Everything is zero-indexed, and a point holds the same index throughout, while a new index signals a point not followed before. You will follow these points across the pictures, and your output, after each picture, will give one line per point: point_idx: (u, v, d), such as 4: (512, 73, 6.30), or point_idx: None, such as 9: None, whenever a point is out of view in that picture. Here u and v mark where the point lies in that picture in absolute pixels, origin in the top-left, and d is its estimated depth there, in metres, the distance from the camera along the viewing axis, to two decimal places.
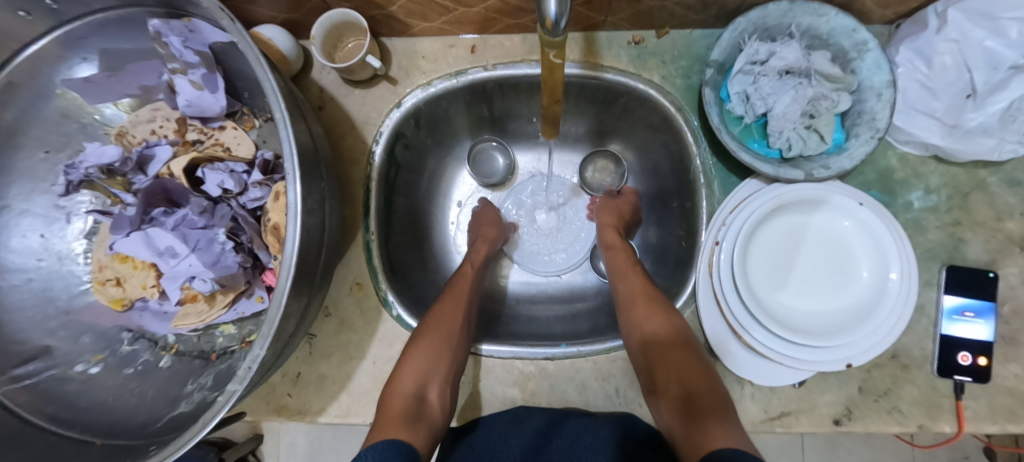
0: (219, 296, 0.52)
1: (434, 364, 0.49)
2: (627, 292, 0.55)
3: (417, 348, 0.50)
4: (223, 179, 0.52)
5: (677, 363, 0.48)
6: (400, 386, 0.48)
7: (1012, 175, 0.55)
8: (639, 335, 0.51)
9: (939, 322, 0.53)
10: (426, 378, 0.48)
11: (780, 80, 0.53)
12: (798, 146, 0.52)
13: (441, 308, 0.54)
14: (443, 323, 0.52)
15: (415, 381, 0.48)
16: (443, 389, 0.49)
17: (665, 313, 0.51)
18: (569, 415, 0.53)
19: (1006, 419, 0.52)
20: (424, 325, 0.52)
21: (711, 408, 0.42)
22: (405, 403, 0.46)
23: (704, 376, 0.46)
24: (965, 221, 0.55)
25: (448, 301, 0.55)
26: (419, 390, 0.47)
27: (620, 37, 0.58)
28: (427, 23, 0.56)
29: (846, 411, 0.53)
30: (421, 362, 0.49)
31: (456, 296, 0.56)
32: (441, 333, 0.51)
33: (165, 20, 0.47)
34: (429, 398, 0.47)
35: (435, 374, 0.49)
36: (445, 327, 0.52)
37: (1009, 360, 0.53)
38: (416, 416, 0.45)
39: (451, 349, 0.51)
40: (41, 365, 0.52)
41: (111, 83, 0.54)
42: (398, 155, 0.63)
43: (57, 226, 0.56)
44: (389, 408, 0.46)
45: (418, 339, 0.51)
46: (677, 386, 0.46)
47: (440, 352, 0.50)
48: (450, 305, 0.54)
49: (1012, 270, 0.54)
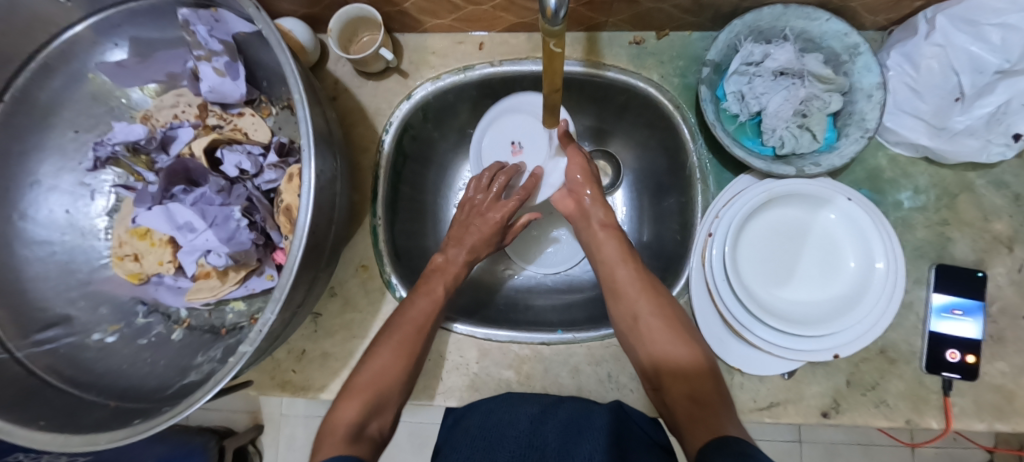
0: (232, 273, 0.55)
1: (380, 398, 0.47)
2: (630, 312, 0.53)
3: (362, 382, 0.48)
4: (241, 160, 0.55)
5: (677, 356, 0.49)
6: (341, 415, 0.45)
7: (1000, 178, 0.56)
8: (642, 348, 0.51)
9: (928, 319, 0.54)
10: (371, 408, 0.46)
11: (774, 80, 0.55)
12: (790, 144, 0.54)
13: (398, 333, 0.51)
14: (398, 355, 0.50)
15: (357, 410, 0.45)
16: (384, 419, 0.47)
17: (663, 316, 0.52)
18: (563, 400, 0.54)
19: (993, 416, 0.53)
20: (375, 363, 0.49)
21: (710, 398, 0.44)
22: (347, 430, 0.43)
23: (700, 375, 0.47)
24: (953, 221, 0.56)
25: (409, 324, 0.52)
26: (362, 421, 0.45)
27: (621, 38, 0.61)
28: (438, 21, 0.59)
29: (834, 404, 0.54)
30: (362, 395, 0.47)
31: (414, 320, 0.53)
32: (397, 365, 0.49)
33: (193, 11, 0.51)
34: (371, 427, 0.45)
35: (380, 405, 0.47)
36: (394, 368, 0.49)
37: (997, 358, 0.54)
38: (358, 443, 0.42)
39: (400, 377, 0.49)
40: (61, 332, 0.55)
41: (140, 68, 0.57)
42: (407, 145, 0.66)
43: (82, 203, 0.60)
44: (328, 437, 0.42)
45: (362, 372, 0.49)
46: (680, 386, 0.46)
47: (389, 385, 0.48)
48: (404, 335, 0.51)
49: (1000, 270, 0.55)
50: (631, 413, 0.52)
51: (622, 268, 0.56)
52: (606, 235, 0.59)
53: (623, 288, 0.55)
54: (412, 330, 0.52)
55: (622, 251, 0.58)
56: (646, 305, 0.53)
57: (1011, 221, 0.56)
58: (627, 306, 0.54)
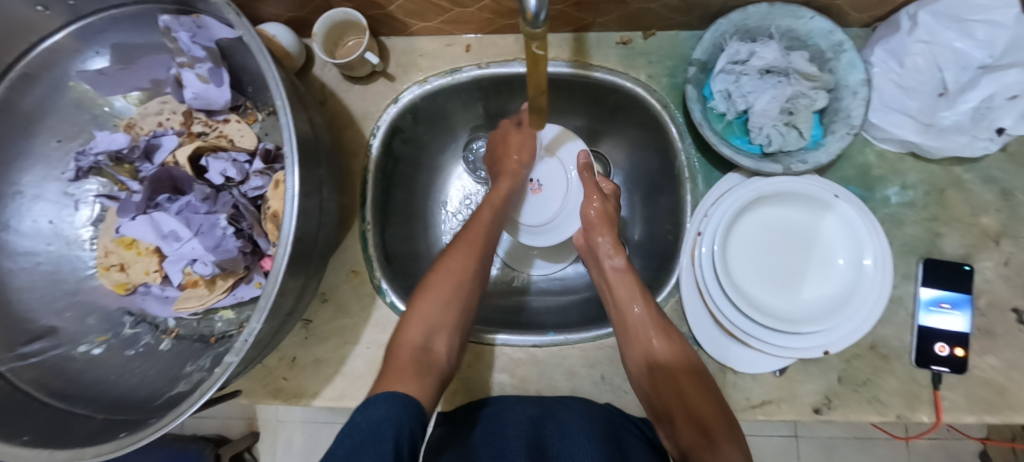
0: (219, 281, 0.54)
1: (441, 318, 0.49)
2: (642, 356, 0.51)
3: (427, 297, 0.50)
4: (226, 167, 0.54)
5: (674, 376, 0.49)
6: (406, 335, 0.47)
7: (986, 173, 0.57)
8: (652, 390, 0.50)
9: (917, 313, 0.55)
10: (433, 330, 0.48)
11: (761, 79, 0.55)
12: (778, 142, 0.54)
13: (455, 250, 0.54)
14: (455, 272, 0.52)
15: (421, 332, 0.47)
16: (451, 339, 0.49)
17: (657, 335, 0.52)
18: (560, 402, 0.54)
19: (984, 410, 0.53)
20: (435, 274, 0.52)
21: (721, 438, 0.42)
22: (413, 353, 0.45)
23: (700, 396, 0.48)
24: (941, 217, 0.57)
25: (464, 244, 0.54)
26: (426, 340, 0.47)
27: (608, 38, 0.61)
28: (425, 23, 0.59)
29: (826, 400, 0.54)
30: (425, 311, 0.49)
31: (471, 235, 0.55)
32: (451, 283, 0.51)
33: (174, 17, 0.50)
34: (436, 348, 0.47)
35: (443, 326, 0.48)
36: (455, 277, 0.51)
37: (986, 352, 0.54)
38: (424, 363, 0.44)
39: (459, 291, 0.51)
40: (47, 344, 0.54)
41: (123, 75, 0.56)
42: (396, 149, 0.65)
43: (66, 213, 0.59)
44: (396, 357, 0.44)
45: (428, 285, 0.51)
46: (690, 429, 0.45)
47: (453, 294, 0.50)
48: (462, 250, 0.54)
49: (988, 264, 0.55)
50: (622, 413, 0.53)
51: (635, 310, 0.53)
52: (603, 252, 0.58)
53: (635, 329, 0.52)
54: (472, 243, 0.55)
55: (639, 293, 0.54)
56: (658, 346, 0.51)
57: (999, 216, 0.56)
58: (637, 349, 0.51)
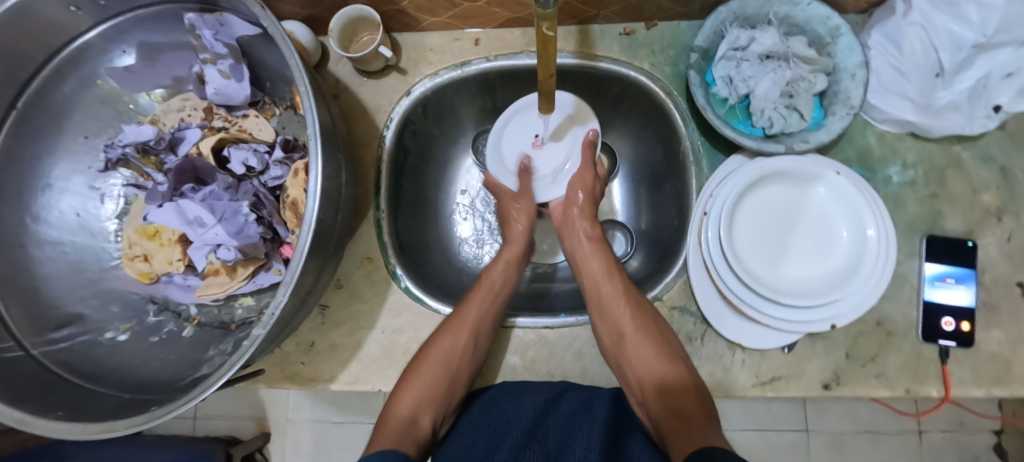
0: (240, 269, 0.56)
1: (429, 395, 0.49)
2: (614, 326, 0.53)
3: (416, 374, 0.51)
4: (247, 157, 0.57)
5: (661, 371, 0.48)
6: (396, 408, 0.47)
7: (985, 151, 0.58)
8: (627, 366, 0.51)
9: (922, 289, 0.56)
10: (421, 406, 0.48)
11: (761, 64, 0.57)
12: (779, 124, 0.56)
13: (447, 328, 0.53)
14: (443, 349, 0.52)
15: (410, 405, 0.48)
16: (435, 417, 0.49)
17: (646, 331, 0.52)
18: (566, 390, 0.53)
19: (991, 384, 0.54)
20: (426, 351, 0.53)
21: (686, 405, 0.44)
22: (400, 424, 0.45)
23: (686, 389, 0.46)
24: (942, 195, 0.58)
25: (456, 320, 0.54)
26: (412, 415, 0.47)
27: (612, 29, 0.63)
28: (435, 18, 0.61)
29: (835, 376, 0.55)
30: (417, 388, 0.49)
31: (466, 314, 0.55)
32: (438, 363, 0.51)
33: (199, 15, 0.53)
34: (422, 422, 0.47)
35: (429, 402, 0.49)
36: (444, 354, 0.52)
37: (991, 326, 0.55)
38: (409, 433, 0.44)
39: (445, 369, 0.51)
40: (74, 331, 0.56)
41: (148, 72, 0.59)
42: (407, 142, 0.67)
43: (91, 206, 0.61)
44: (384, 427, 0.45)
45: (420, 363, 0.51)
46: (663, 401, 0.45)
47: (439, 376, 0.51)
48: (453, 326, 0.54)
49: (991, 240, 0.56)
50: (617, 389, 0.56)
51: (608, 281, 0.57)
52: (593, 249, 0.60)
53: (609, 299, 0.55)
54: (464, 324, 0.54)
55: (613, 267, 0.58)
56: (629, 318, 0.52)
57: (999, 194, 0.57)
58: (609, 320, 0.54)
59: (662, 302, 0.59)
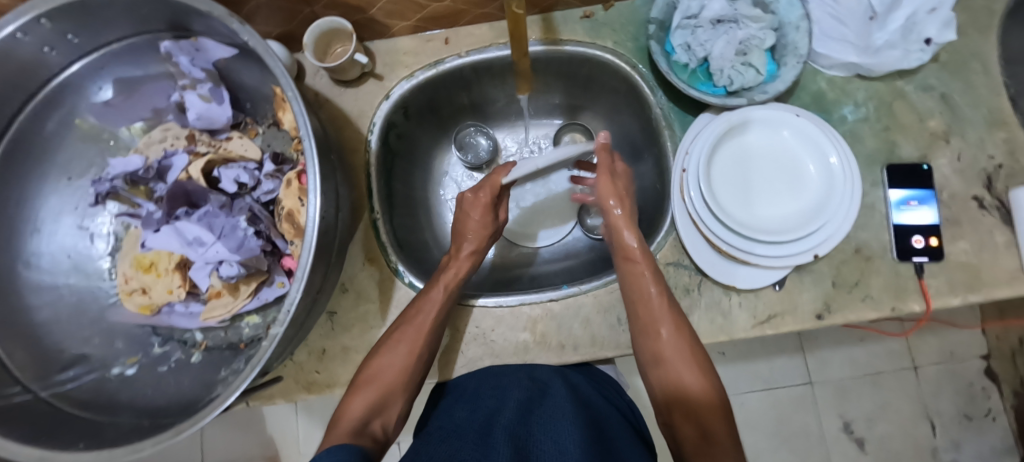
0: (243, 287, 0.57)
1: (382, 398, 0.49)
2: (656, 345, 0.52)
3: (370, 374, 0.50)
4: (239, 173, 0.58)
5: (692, 396, 0.49)
6: (348, 409, 0.47)
7: (925, 82, 0.63)
8: (657, 381, 0.52)
9: (890, 214, 0.60)
10: (373, 410, 0.48)
11: (714, 28, 0.61)
12: (739, 81, 0.59)
13: (403, 326, 0.53)
14: (396, 355, 0.51)
15: (362, 408, 0.47)
16: (387, 421, 0.48)
17: (686, 351, 0.51)
18: (551, 385, 0.53)
19: (966, 291, 0.58)
20: (382, 358, 0.51)
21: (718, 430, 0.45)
22: (352, 424, 0.45)
23: (717, 415, 0.47)
24: (894, 126, 0.63)
25: (409, 325, 0.53)
26: (365, 418, 0.46)
27: (573, 14, 0.67)
28: (405, 22, 0.64)
29: (826, 306, 0.58)
30: (370, 391, 0.49)
31: (416, 320, 0.54)
32: (394, 371, 0.50)
33: (175, 42, 0.54)
34: (375, 428, 0.46)
35: (383, 408, 0.48)
36: (399, 360, 0.51)
37: (957, 239, 0.59)
38: (361, 436, 0.44)
39: (402, 376, 0.51)
40: (81, 370, 0.56)
41: (127, 105, 0.61)
42: (392, 144, 0.69)
43: (83, 246, 0.61)
44: (335, 427, 0.45)
45: (373, 368, 0.51)
46: (690, 424, 0.47)
47: (393, 383, 0.50)
48: (408, 334, 0.53)
49: (943, 161, 0.61)
50: (594, 387, 0.59)
51: (654, 301, 0.53)
52: (638, 262, 0.56)
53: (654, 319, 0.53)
54: (416, 335, 0.53)
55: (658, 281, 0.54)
56: (670, 338, 0.51)
57: (943, 119, 0.63)
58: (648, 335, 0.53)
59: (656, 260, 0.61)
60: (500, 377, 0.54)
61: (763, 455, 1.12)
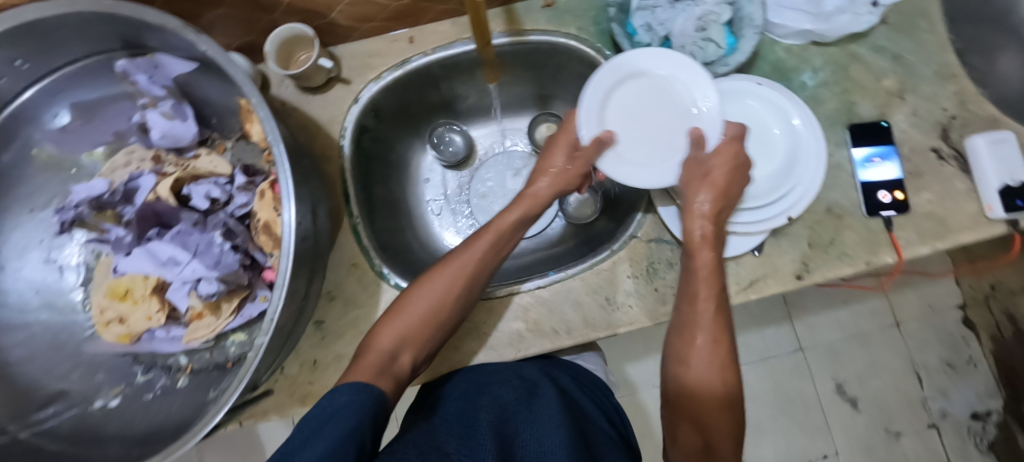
0: (225, 304, 0.55)
1: (412, 332, 0.49)
2: (687, 342, 0.47)
3: (399, 309, 0.50)
4: (210, 189, 0.57)
5: (705, 406, 0.45)
6: (378, 341, 0.47)
7: (876, 43, 0.66)
8: (672, 375, 0.48)
9: (856, 172, 0.62)
10: (403, 342, 0.48)
11: (672, 7, 0.63)
12: (700, 56, 0.61)
13: (440, 266, 0.52)
14: (429, 293, 0.50)
15: (392, 340, 0.47)
16: (416, 355, 0.49)
17: (718, 363, 0.46)
18: (540, 385, 0.57)
19: (934, 238, 0.60)
20: (416, 290, 0.51)
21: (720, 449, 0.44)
22: (379, 357, 0.45)
23: (727, 427, 0.44)
24: (852, 87, 0.65)
25: (449, 264, 0.52)
26: (394, 349, 0.47)
27: (534, 4, 0.67)
28: (367, 24, 0.64)
29: (805, 266, 0.60)
30: (401, 323, 0.49)
31: (459, 259, 0.52)
32: (425, 307, 0.50)
33: (130, 60, 0.52)
34: (402, 360, 0.47)
35: (414, 340, 0.49)
36: (433, 295, 0.50)
37: (921, 190, 0.62)
38: (384, 373, 0.44)
39: (434, 312, 0.50)
40: (61, 407, 0.54)
41: (86, 130, 0.59)
42: (366, 148, 0.69)
43: (53, 280, 0.59)
44: (362, 359, 0.45)
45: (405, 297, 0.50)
46: (695, 432, 0.45)
47: (425, 318, 0.49)
48: (446, 271, 0.52)
49: (901, 117, 0.64)
50: (580, 389, 0.63)
51: (701, 300, 0.48)
52: (700, 250, 0.50)
53: (695, 328, 0.47)
54: (457, 274, 0.51)
55: (710, 288, 0.48)
56: (703, 352, 0.46)
57: (897, 77, 0.65)
58: (685, 345, 0.47)
59: (638, 239, 0.62)
60: (491, 377, 0.57)
61: (763, 424, 1.14)
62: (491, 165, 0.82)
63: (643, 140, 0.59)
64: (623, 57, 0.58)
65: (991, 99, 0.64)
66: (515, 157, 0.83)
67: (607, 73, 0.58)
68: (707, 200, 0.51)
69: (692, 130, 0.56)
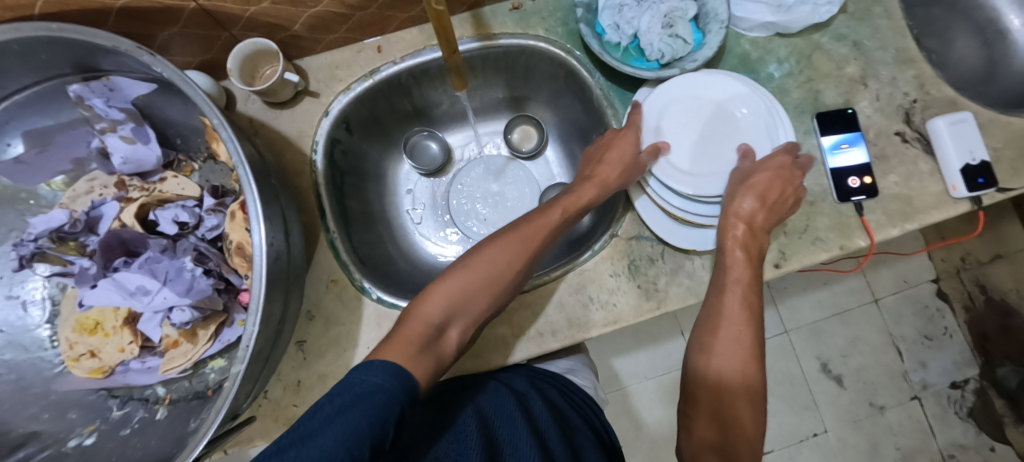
0: (201, 331, 0.54)
1: (465, 303, 0.50)
2: (712, 322, 0.51)
3: (451, 279, 0.52)
4: (177, 213, 0.55)
5: (726, 395, 0.48)
6: (427, 309, 0.48)
7: (837, 32, 0.68)
8: (694, 367, 0.51)
9: (825, 159, 0.63)
10: (452, 314, 0.49)
11: (638, 5, 0.63)
12: (669, 52, 0.61)
13: (504, 240, 0.55)
14: (488, 266, 0.52)
15: (442, 310, 0.49)
16: (463, 328, 0.50)
17: (744, 353, 0.49)
18: (530, 396, 0.58)
19: (902, 219, 0.62)
20: (477, 257, 0.53)
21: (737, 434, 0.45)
22: (425, 328, 0.46)
23: (747, 413, 0.47)
24: (816, 76, 0.66)
25: (511, 239, 0.55)
26: (442, 321, 0.48)
27: (501, 7, 0.67)
28: (331, 35, 0.62)
29: (780, 254, 0.61)
30: (457, 290, 0.50)
31: (524, 232, 0.56)
32: (483, 277, 0.52)
33: (84, 84, 0.50)
34: (447, 332, 0.48)
35: (464, 311, 0.50)
36: (490, 265, 0.52)
37: (887, 173, 0.63)
38: (427, 347, 0.45)
39: (489, 287, 0.51)
40: (33, 449, 0.51)
41: (42, 160, 0.56)
42: (339, 162, 0.68)
43: (15, 317, 0.57)
44: (407, 326, 0.46)
45: (464, 267, 0.52)
46: (710, 421, 0.47)
47: (480, 288, 0.51)
48: (510, 244, 0.55)
49: (865, 103, 0.66)
50: (567, 401, 0.63)
51: (732, 288, 0.52)
52: (733, 244, 0.54)
53: (722, 320, 0.51)
54: (517, 247, 0.54)
55: (742, 276, 0.52)
56: (729, 342, 0.50)
57: (859, 64, 0.67)
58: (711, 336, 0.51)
59: (618, 237, 0.62)
60: (484, 385, 0.57)
61: None
62: (468, 170, 0.82)
63: (688, 148, 0.60)
64: (694, 73, 0.61)
65: (948, 81, 0.66)
66: (491, 162, 0.82)
67: (674, 86, 0.61)
68: (750, 204, 0.54)
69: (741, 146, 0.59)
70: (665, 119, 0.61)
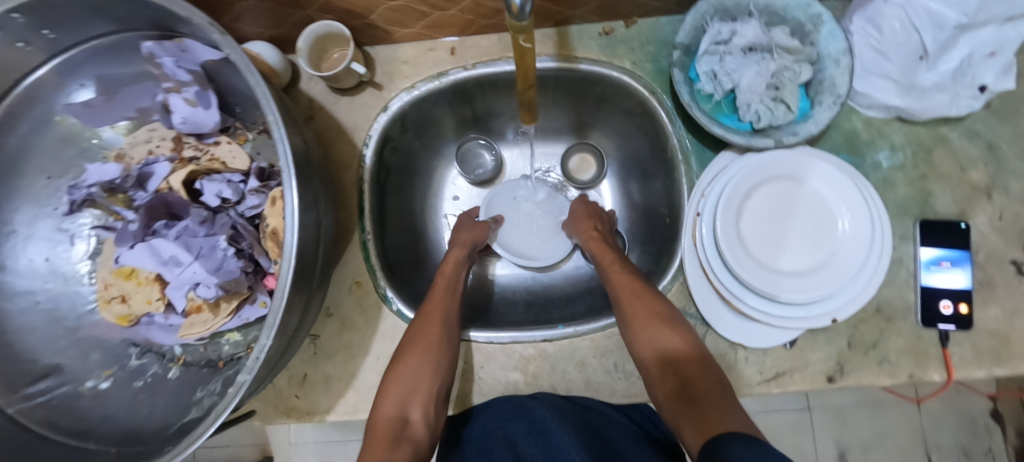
0: (223, 304, 0.53)
1: (411, 384, 0.49)
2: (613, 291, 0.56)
3: (399, 366, 0.51)
4: (221, 188, 0.55)
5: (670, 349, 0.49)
6: (381, 409, 0.48)
7: (970, 128, 0.58)
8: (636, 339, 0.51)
9: (918, 273, 0.55)
10: (406, 400, 0.48)
11: (744, 56, 0.56)
12: (766, 117, 0.54)
13: (419, 321, 0.54)
14: (424, 336, 0.52)
15: (396, 404, 0.48)
16: (427, 407, 0.49)
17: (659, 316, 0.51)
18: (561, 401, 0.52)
19: (993, 362, 0.53)
20: (412, 328, 0.54)
21: (707, 393, 0.43)
22: (390, 425, 0.46)
23: (694, 361, 0.47)
24: (931, 175, 0.58)
25: (428, 314, 0.55)
26: (401, 413, 0.47)
27: (590, 29, 0.62)
28: (407, 30, 0.59)
29: (839, 368, 0.54)
30: (400, 386, 0.49)
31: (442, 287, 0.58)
32: (421, 348, 0.52)
33: (157, 42, 0.49)
34: (412, 417, 0.47)
35: (416, 395, 0.49)
36: (426, 336, 0.52)
37: (988, 304, 0.55)
38: (399, 438, 0.44)
39: (428, 359, 0.51)
40: (52, 383, 0.54)
41: (108, 107, 0.57)
42: (388, 158, 0.65)
43: (61, 248, 0.59)
44: (374, 431, 0.46)
45: (404, 349, 0.52)
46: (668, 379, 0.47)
47: (421, 364, 0.50)
48: (433, 313, 0.55)
49: (982, 218, 0.56)
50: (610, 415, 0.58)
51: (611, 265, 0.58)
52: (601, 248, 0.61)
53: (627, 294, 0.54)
54: (433, 315, 0.54)
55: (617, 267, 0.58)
56: (643, 305, 0.52)
57: (986, 170, 0.57)
58: (634, 329, 0.51)
59: None
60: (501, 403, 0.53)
61: None
62: (516, 188, 0.75)
63: (766, 232, 0.53)
64: (791, 151, 0.54)
65: None
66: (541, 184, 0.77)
67: (769, 161, 0.54)
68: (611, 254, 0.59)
69: (832, 245, 0.52)
70: (752, 198, 0.54)
